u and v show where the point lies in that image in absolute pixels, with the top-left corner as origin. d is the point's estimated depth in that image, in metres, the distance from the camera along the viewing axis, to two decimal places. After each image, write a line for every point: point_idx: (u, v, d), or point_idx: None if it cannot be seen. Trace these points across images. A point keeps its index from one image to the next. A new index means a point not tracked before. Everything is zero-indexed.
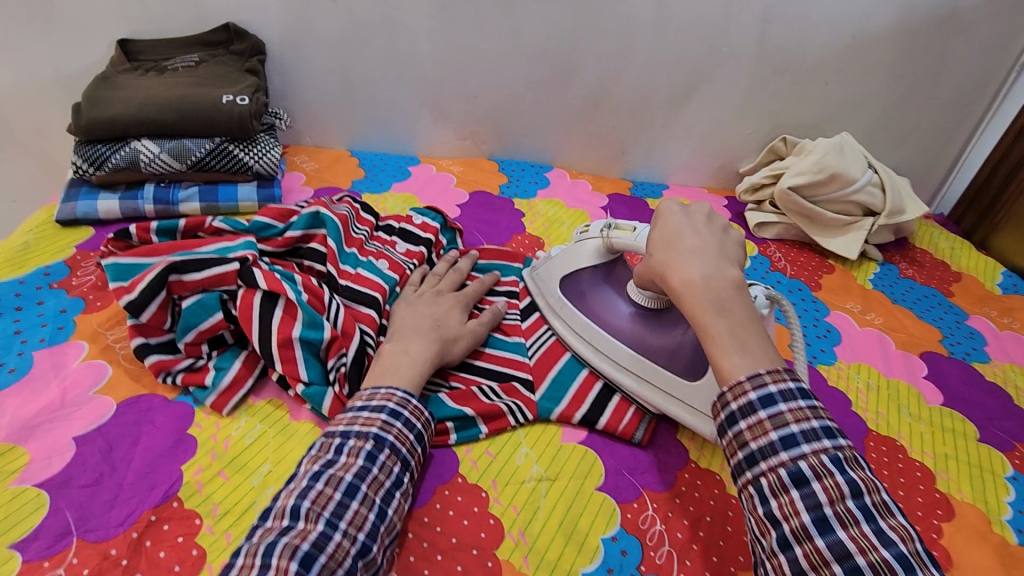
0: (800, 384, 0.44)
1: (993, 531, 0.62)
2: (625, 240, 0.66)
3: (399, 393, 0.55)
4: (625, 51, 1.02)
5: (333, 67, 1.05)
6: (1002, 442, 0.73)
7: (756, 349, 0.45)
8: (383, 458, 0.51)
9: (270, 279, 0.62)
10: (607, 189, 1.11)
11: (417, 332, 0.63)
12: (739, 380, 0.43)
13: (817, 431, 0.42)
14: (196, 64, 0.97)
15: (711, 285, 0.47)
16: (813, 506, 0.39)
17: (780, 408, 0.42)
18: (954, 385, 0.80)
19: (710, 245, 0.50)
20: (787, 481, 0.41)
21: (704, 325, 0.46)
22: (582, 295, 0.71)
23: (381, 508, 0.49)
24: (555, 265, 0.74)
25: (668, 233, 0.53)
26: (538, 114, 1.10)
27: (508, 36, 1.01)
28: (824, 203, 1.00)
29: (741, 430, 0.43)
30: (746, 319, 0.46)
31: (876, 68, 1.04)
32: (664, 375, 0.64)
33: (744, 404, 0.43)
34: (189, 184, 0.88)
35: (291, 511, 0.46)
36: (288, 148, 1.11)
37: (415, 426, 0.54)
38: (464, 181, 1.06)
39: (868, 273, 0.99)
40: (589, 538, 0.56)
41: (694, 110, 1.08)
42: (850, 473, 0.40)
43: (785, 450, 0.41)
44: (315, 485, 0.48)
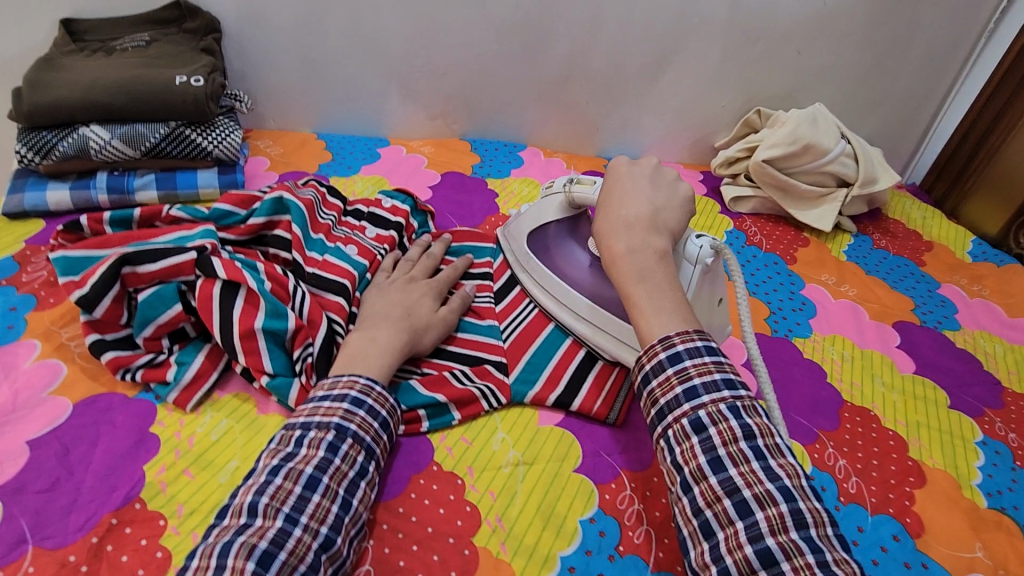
0: (709, 345, 0.46)
1: (963, 496, 0.63)
2: (584, 193, 0.67)
3: (363, 380, 0.54)
4: (597, 23, 0.99)
5: (294, 44, 1.00)
6: (972, 407, 0.74)
7: (670, 310, 0.48)
8: (346, 448, 0.49)
9: (230, 268, 0.60)
10: (582, 167, 1.09)
11: (385, 319, 0.62)
12: (653, 345, 0.46)
13: (719, 384, 0.44)
14: (147, 44, 0.92)
15: (635, 257, 0.50)
16: (710, 449, 0.42)
17: (691, 378, 0.44)
18: (926, 354, 0.81)
19: (644, 213, 0.53)
20: (690, 431, 0.43)
21: (626, 293, 0.49)
22: (547, 249, 0.73)
23: (345, 500, 0.48)
24: (523, 220, 0.75)
25: (609, 203, 0.56)
26: (510, 91, 1.07)
27: (475, 9, 0.97)
28: (799, 175, 1.00)
29: (660, 403, 0.45)
30: (665, 284, 0.49)
31: (850, 37, 1.03)
32: (617, 324, 0.65)
33: (656, 366, 0.46)
34: (144, 171, 0.84)
35: (249, 508, 0.44)
36: (251, 132, 1.07)
37: (380, 413, 0.53)
38: (435, 162, 1.04)
39: (843, 245, 0.99)
40: (567, 521, 0.55)
41: (668, 83, 1.06)
42: (745, 419, 0.43)
43: (688, 401, 0.44)
44: (273, 480, 0.46)
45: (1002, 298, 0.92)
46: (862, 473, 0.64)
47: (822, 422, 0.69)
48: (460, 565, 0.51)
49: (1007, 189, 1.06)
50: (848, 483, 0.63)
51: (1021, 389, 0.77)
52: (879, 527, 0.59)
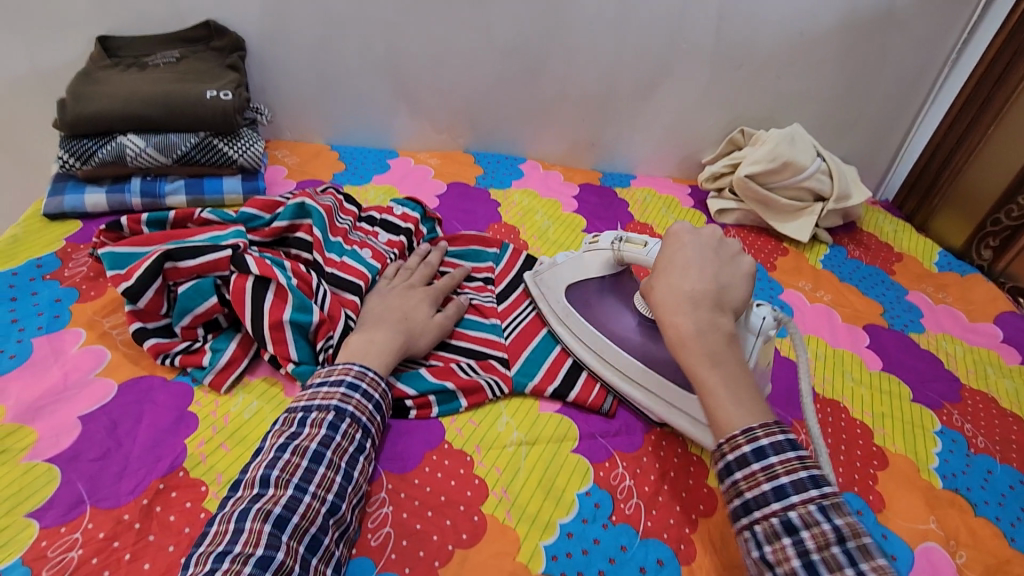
0: (789, 436, 0.48)
1: (921, 477, 0.70)
2: (636, 254, 0.68)
3: (356, 367, 0.59)
4: (593, 48, 1.07)
5: (312, 62, 1.08)
6: (932, 401, 0.81)
7: (749, 403, 0.50)
8: (345, 427, 0.55)
9: (262, 265, 0.66)
10: (578, 180, 1.17)
11: (385, 322, 0.67)
12: (734, 434, 0.48)
13: (806, 481, 0.45)
14: (177, 60, 0.99)
15: (704, 338, 0.53)
16: (803, 552, 0.43)
17: (771, 459, 0.46)
18: (892, 354, 0.88)
19: (708, 287, 0.55)
20: (780, 529, 0.44)
21: (699, 377, 0.52)
22: (589, 304, 0.73)
23: (347, 472, 0.53)
24: (562, 270, 0.75)
25: (668, 271, 0.58)
26: (512, 108, 1.15)
27: (481, 33, 1.05)
28: (778, 190, 1.08)
29: (737, 480, 0.47)
30: (737, 373, 0.52)
31: (825, 64, 1.12)
32: (672, 390, 0.66)
33: (739, 455, 0.47)
34: (174, 177, 0.90)
35: (261, 480, 0.50)
36: (269, 142, 1.14)
37: (373, 396, 0.59)
38: (442, 173, 1.11)
39: (819, 255, 1.07)
40: (565, 493, 0.61)
41: (659, 103, 1.14)
42: (836, 519, 0.43)
43: (778, 500, 0.45)
44: (281, 455, 0.52)
45: (964, 305, 1.00)
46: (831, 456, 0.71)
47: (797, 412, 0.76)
48: (471, 529, 0.57)
49: (972, 204, 1.14)
50: None
51: (977, 386, 0.85)
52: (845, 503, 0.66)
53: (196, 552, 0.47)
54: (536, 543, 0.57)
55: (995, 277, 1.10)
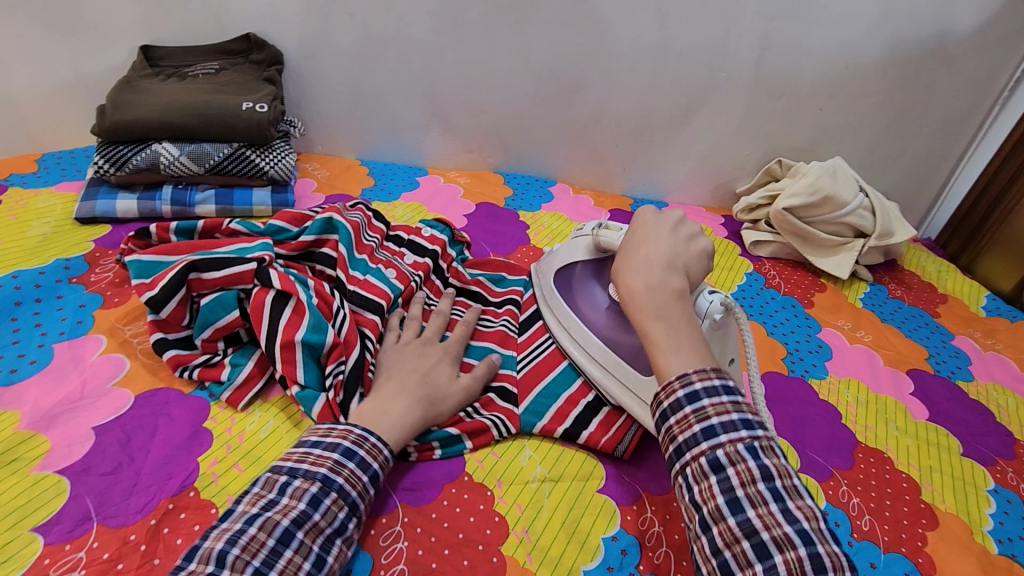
0: (725, 380, 0.48)
1: (975, 540, 0.65)
2: (610, 236, 0.71)
3: (357, 431, 0.54)
4: (629, 73, 1.06)
5: (348, 78, 1.08)
6: (984, 456, 0.76)
7: (688, 347, 0.50)
8: (328, 502, 0.50)
9: (284, 280, 0.65)
10: (609, 205, 1.15)
11: (402, 388, 0.61)
12: (671, 381, 0.48)
13: (737, 423, 0.46)
14: (216, 72, 1.00)
15: (653, 293, 0.53)
16: (727, 489, 0.44)
17: (703, 403, 0.47)
18: (939, 403, 0.83)
19: (664, 255, 0.56)
20: (708, 468, 0.45)
21: (644, 330, 0.51)
22: (571, 288, 0.75)
23: (317, 557, 0.48)
24: (555, 257, 0.78)
25: (631, 243, 0.59)
26: (544, 130, 1.13)
27: (517, 54, 1.05)
28: (818, 224, 1.04)
29: (671, 425, 0.48)
30: (683, 326, 0.51)
31: (870, 97, 1.09)
32: (624, 370, 0.66)
33: (673, 401, 0.47)
34: (205, 187, 0.90)
35: (217, 557, 0.44)
36: (300, 156, 1.14)
37: (371, 467, 0.53)
38: (471, 193, 1.10)
39: (859, 293, 1.03)
40: (590, 537, 0.58)
41: (695, 131, 1.12)
42: (764, 461, 0.44)
43: (706, 441, 0.45)
44: (248, 529, 0.46)
45: (1015, 353, 0.94)
46: (875, 511, 0.66)
47: (837, 460, 0.71)
48: (489, 571, 0.54)
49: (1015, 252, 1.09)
50: (861, 520, 0.65)
51: None
52: (890, 564, 0.61)
53: None
54: None
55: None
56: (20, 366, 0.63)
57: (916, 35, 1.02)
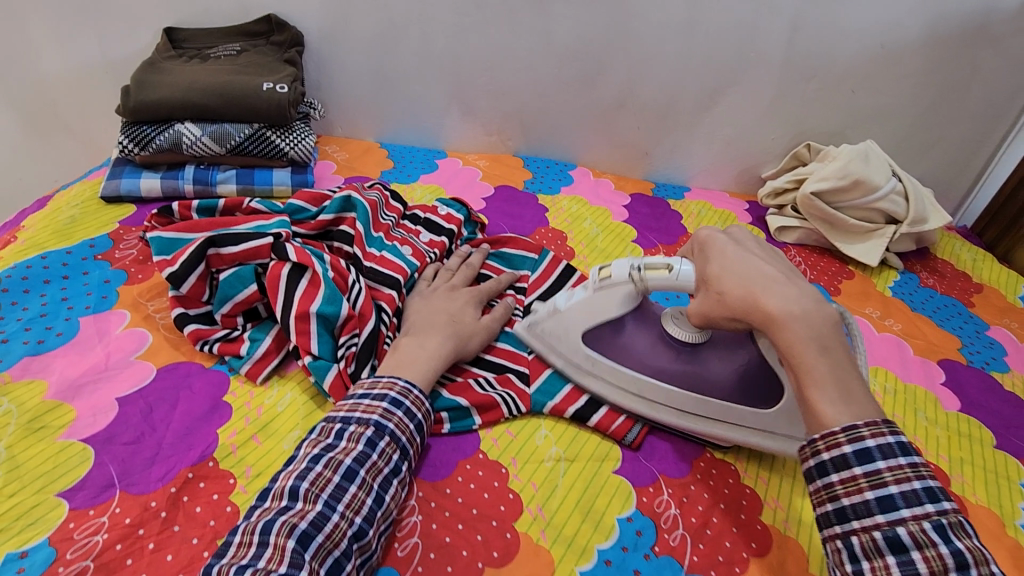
0: (900, 438, 0.44)
1: (1007, 534, 0.63)
2: (664, 281, 0.60)
3: (402, 382, 0.56)
4: (654, 53, 1.03)
5: (368, 60, 1.08)
6: (1019, 449, 0.73)
7: (858, 394, 0.46)
8: (383, 445, 0.52)
9: (301, 253, 0.65)
10: (630, 189, 1.13)
11: (432, 327, 0.65)
12: (834, 432, 0.45)
13: (919, 493, 0.42)
14: (238, 53, 1.01)
15: (810, 323, 0.48)
16: (908, 569, 0.40)
17: (877, 464, 0.43)
18: (971, 393, 0.80)
19: (784, 280, 0.52)
20: (883, 543, 0.42)
21: (811, 366, 0.47)
22: (615, 347, 0.66)
23: (379, 495, 0.50)
24: (571, 316, 0.66)
25: (730, 273, 0.53)
26: (565, 113, 1.12)
27: (539, 35, 1.03)
28: (847, 210, 1.01)
29: (831, 482, 0.45)
30: (846, 360, 0.48)
31: (906, 78, 1.04)
32: (740, 412, 0.61)
33: (836, 455, 0.44)
34: (227, 167, 0.91)
35: (290, 491, 0.47)
36: (320, 138, 1.14)
37: (415, 416, 0.55)
38: (490, 176, 1.09)
39: (888, 281, 1.00)
40: (605, 517, 0.57)
41: (720, 113, 1.09)
42: (955, 542, 0.40)
43: (882, 513, 0.43)
44: (314, 467, 0.49)
45: None
46: None
47: None
48: (503, 547, 0.54)
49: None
50: None
51: None
52: None
53: (214, 564, 0.44)
54: (571, 567, 0.53)
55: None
56: (46, 338, 0.64)
57: (957, 11, 0.98)
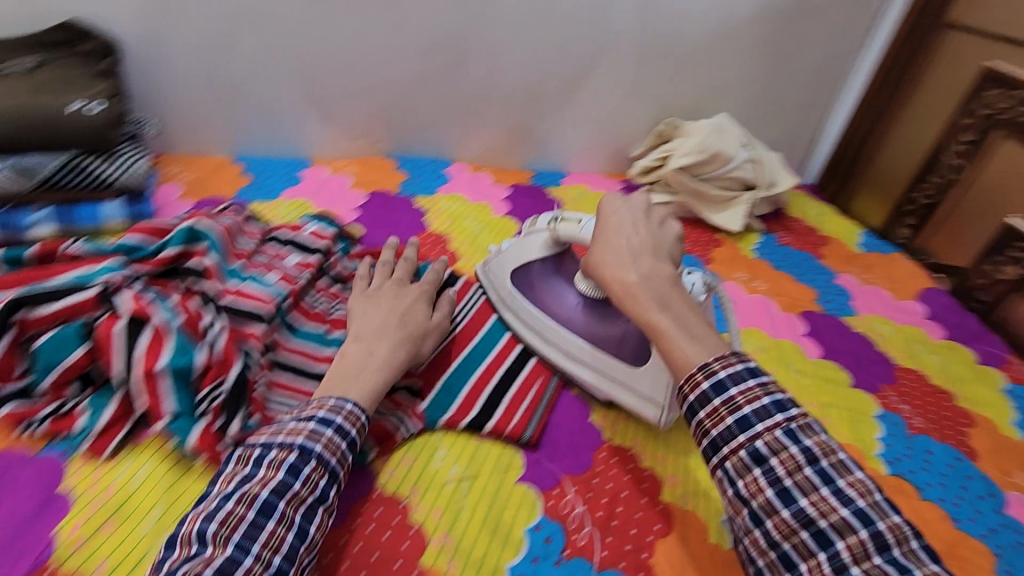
0: (748, 363, 0.47)
1: (871, 466, 0.70)
2: (570, 231, 0.70)
3: (266, 422, 0.50)
4: (514, 44, 1.02)
5: (204, 67, 0.96)
6: (872, 384, 0.82)
7: (703, 337, 0.50)
8: (308, 470, 0.47)
9: (136, 303, 0.58)
10: (508, 181, 1.12)
11: (388, 332, 0.60)
12: (693, 372, 0.47)
13: (769, 407, 0.45)
14: (36, 67, 0.85)
15: (648, 283, 0.54)
16: (774, 482, 0.43)
17: (730, 391, 0.46)
18: (831, 338, 0.88)
19: (646, 242, 0.58)
20: (748, 461, 0.44)
21: (650, 321, 0.52)
22: (532, 286, 0.75)
23: (303, 527, 0.45)
24: (506, 258, 0.77)
25: (606, 235, 0.60)
26: (432, 108, 1.07)
27: (393, 29, 0.97)
28: (713, 181, 1.07)
29: (700, 417, 0.47)
30: (687, 313, 0.52)
31: (747, 51, 1.12)
32: (614, 364, 0.67)
33: (699, 394, 0.47)
34: (39, 206, 0.76)
35: (198, 536, 0.43)
36: (160, 159, 1.01)
37: (349, 432, 0.51)
38: (362, 182, 1.03)
39: (752, 244, 1.07)
40: (513, 530, 0.56)
41: (586, 97, 1.11)
42: (804, 441, 0.43)
43: (742, 432, 0.45)
44: (224, 505, 0.44)
45: (890, 284, 1.02)
46: None
47: None
48: None
49: (887, 183, 1.22)
50: None
51: (911, 365, 0.86)
52: None
53: None
54: None
55: (916, 255, 1.15)
56: None
57: None
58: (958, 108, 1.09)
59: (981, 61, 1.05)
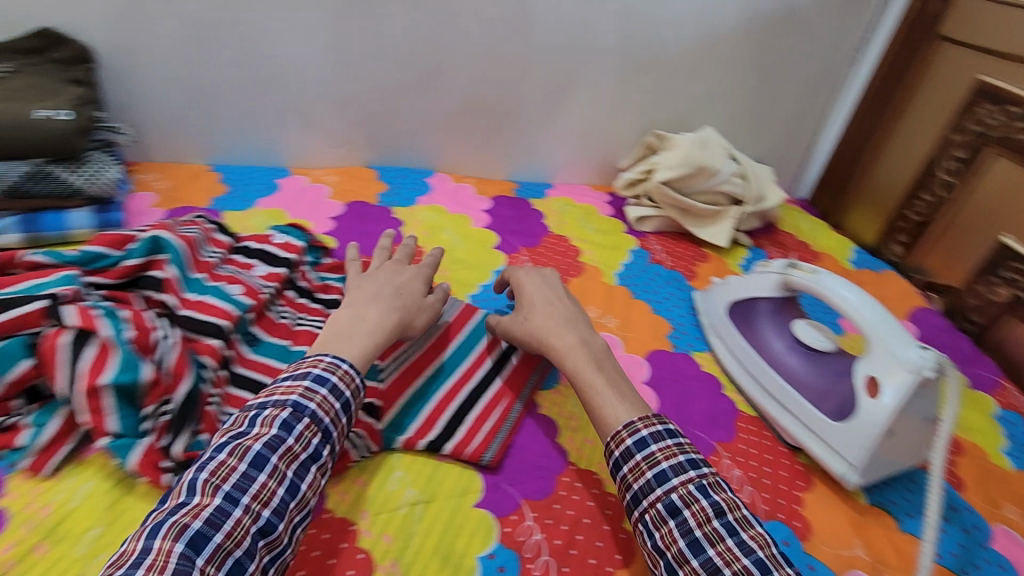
0: (667, 426, 0.54)
1: (846, 495, 0.67)
2: (807, 281, 0.73)
3: (327, 359, 0.53)
4: (492, 52, 1.00)
5: (182, 74, 0.93)
6: None
7: (631, 396, 0.58)
8: (301, 428, 0.49)
9: (85, 317, 0.55)
10: (492, 192, 1.10)
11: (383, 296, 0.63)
12: (639, 462, 0.52)
13: (684, 465, 0.51)
14: (9, 75, 0.82)
15: (583, 353, 0.63)
16: (687, 532, 0.48)
17: (652, 448, 0.52)
18: None
19: (574, 323, 0.67)
20: (664, 513, 0.49)
21: (593, 396, 0.59)
22: (749, 321, 0.81)
23: (293, 483, 0.47)
24: (731, 287, 0.85)
25: (536, 308, 0.69)
26: (410, 117, 1.04)
27: (372, 39, 0.95)
28: (694, 195, 1.04)
29: (625, 473, 0.53)
30: (618, 374, 0.61)
31: (729, 64, 1.10)
32: (807, 411, 0.70)
33: (624, 450, 0.53)
34: (6, 214, 0.76)
35: (189, 484, 0.45)
36: (132, 167, 0.98)
37: (343, 394, 0.52)
38: (340, 193, 1.00)
39: (738, 259, 1.05)
40: (465, 559, 0.54)
41: (570, 110, 1.09)
42: (713, 496, 0.49)
43: (660, 485, 0.50)
44: (217, 456, 0.46)
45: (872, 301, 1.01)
46: (755, 482, 0.66)
47: (719, 434, 0.71)
48: None
49: (874, 195, 1.17)
50: (742, 492, 0.65)
51: None
52: (771, 533, 0.61)
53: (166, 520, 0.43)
54: None
55: (910, 273, 1.10)
56: None
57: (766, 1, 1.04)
58: (951, 123, 1.03)
59: (975, 73, 1.00)
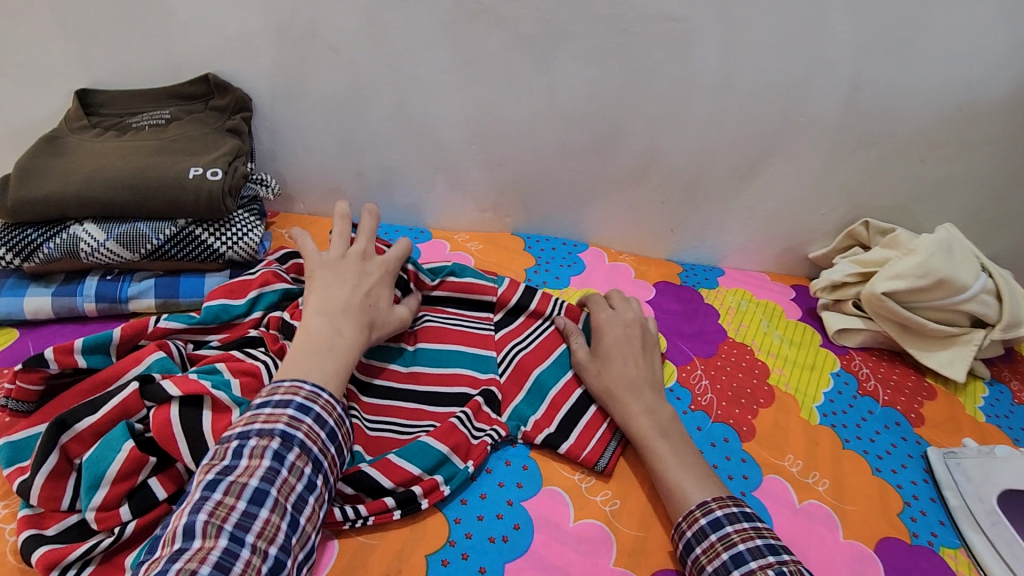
0: (743, 509, 0.53)
1: None
2: None
3: (307, 386, 0.49)
4: (680, 118, 0.83)
5: (332, 126, 0.86)
6: None
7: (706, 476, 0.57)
8: (292, 458, 0.46)
9: (182, 382, 0.51)
10: (652, 276, 0.92)
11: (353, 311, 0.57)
12: (693, 510, 0.54)
13: (762, 548, 0.49)
14: (167, 123, 0.80)
15: (655, 417, 0.61)
16: None
17: (727, 529, 0.51)
18: None
19: (645, 377, 0.65)
20: None
21: (665, 470, 0.57)
22: None
23: (293, 517, 0.45)
24: (999, 466, 0.66)
25: (610, 358, 0.66)
26: (569, 185, 0.91)
27: (541, 95, 0.82)
28: (923, 310, 0.81)
29: (698, 553, 0.52)
30: (683, 443, 0.60)
31: (986, 145, 0.84)
32: None
33: (697, 529, 0.53)
34: (142, 276, 0.71)
35: (184, 531, 0.41)
36: (275, 218, 0.93)
37: (327, 422, 0.49)
38: (484, 266, 0.88)
39: (977, 399, 0.80)
40: None
41: (761, 188, 0.89)
42: None
43: (735, 567, 0.49)
44: (211, 496, 0.43)
45: None
46: None
47: None
48: None
49: None
50: None
51: None
52: None
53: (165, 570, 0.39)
54: None
55: None
56: None
57: None
58: None
59: None
